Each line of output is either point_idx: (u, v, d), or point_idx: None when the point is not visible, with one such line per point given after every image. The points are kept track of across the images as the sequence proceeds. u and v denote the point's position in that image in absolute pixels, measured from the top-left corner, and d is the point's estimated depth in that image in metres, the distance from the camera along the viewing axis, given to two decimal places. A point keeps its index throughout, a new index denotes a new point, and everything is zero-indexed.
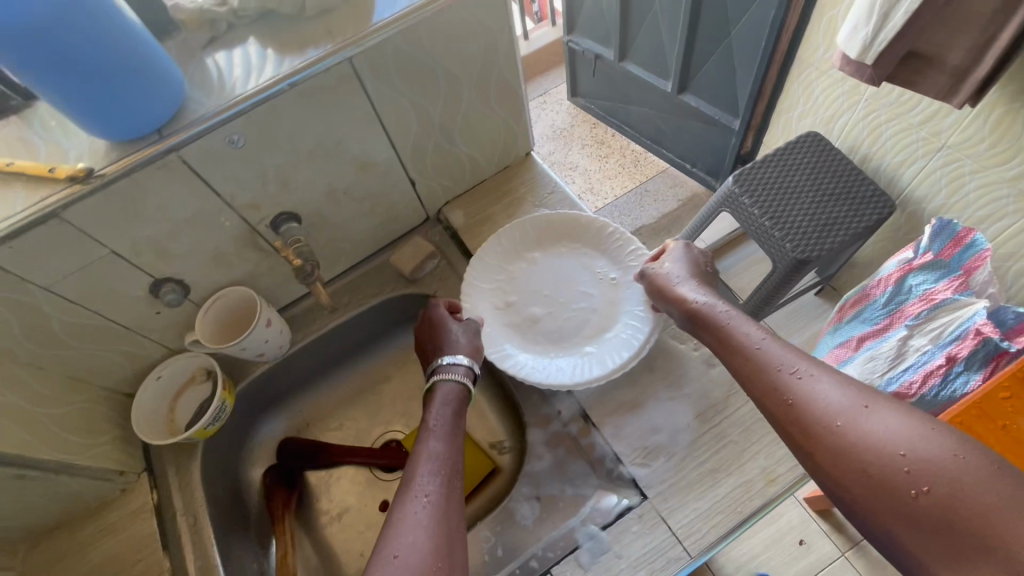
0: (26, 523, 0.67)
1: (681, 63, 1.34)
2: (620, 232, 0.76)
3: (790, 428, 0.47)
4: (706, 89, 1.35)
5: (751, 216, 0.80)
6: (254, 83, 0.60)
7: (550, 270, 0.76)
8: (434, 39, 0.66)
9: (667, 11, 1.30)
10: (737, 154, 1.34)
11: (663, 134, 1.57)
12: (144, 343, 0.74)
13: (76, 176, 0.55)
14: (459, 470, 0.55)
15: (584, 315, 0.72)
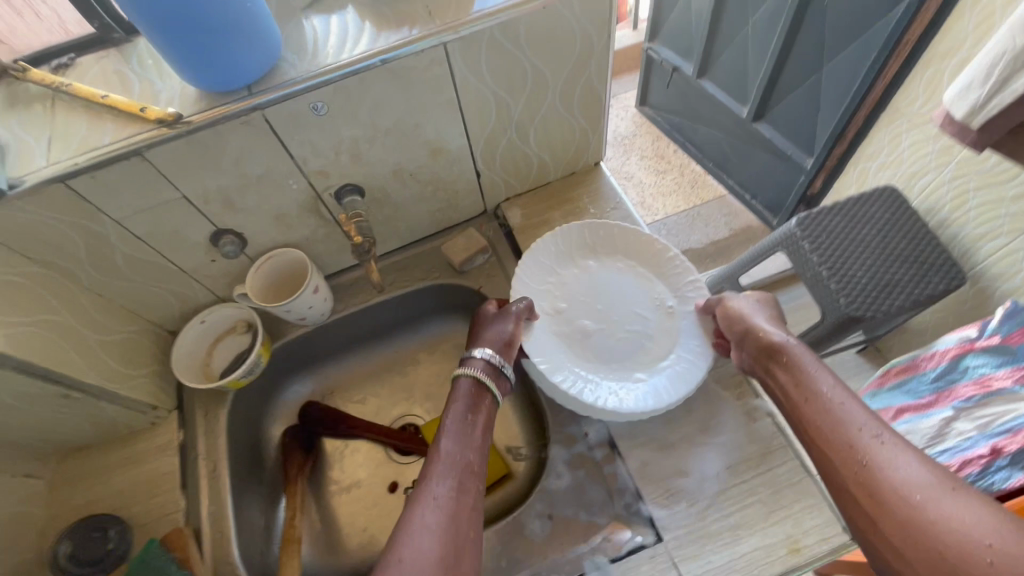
0: (60, 438, 0.70)
1: (762, 90, 1.29)
2: (681, 259, 0.74)
3: (853, 488, 0.43)
4: (784, 122, 1.30)
5: (807, 261, 0.74)
6: (347, 54, 0.59)
7: (604, 283, 0.74)
8: (530, 36, 0.64)
9: (761, 35, 1.24)
10: (804, 194, 1.29)
11: (728, 159, 1.52)
12: (195, 286, 0.76)
13: (165, 118, 0.56)
14: (471, 474, 0.55)
15: (637, 338, 0.70)
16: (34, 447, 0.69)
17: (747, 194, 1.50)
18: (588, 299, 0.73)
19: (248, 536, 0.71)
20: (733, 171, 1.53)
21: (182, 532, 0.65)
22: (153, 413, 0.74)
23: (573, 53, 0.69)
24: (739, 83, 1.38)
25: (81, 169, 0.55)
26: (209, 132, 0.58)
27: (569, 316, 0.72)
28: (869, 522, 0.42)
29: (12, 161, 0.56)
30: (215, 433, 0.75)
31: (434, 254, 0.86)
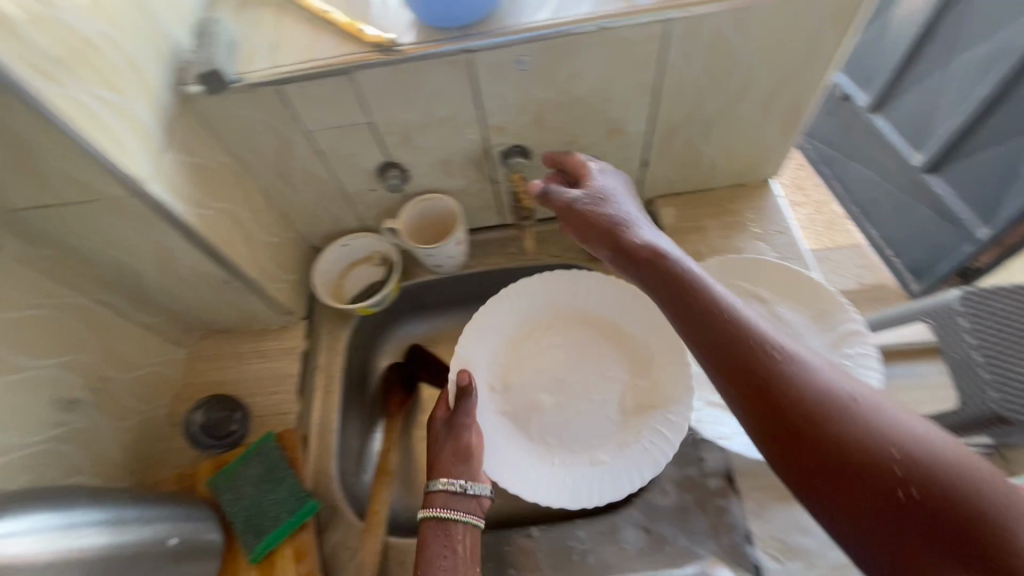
0: (207, 317, 0.76)
1: (949, 141, 1.14)
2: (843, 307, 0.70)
3: (783, 413, 0.36)
4: (964, 181, 1.14)
5: (960, 342, 0.60)
6: (567, 12, 0.57)
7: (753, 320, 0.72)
8: (761, 30, 0.59)
9: (973, 80, 1.09)
10: (962, 266, 1.11)
11: None
12: (349, 210, 0.79)
13: (383, 45, 0.57)
14: (472, 550, 0.59)
15: None
16: (184, 319, 0.76)
17: (887, 248, 1.24)
18: (578, 387, 0.72)
19: (346, 455, 0.74)
20: (877, 220, 1.27)
21: (294, 435, 0.70)
22: (288, 317, 0.78)
23: (794, 56, 0.63)
24: (921, 126, 1.22)
25: (297, 77, 0.58)
26: (416, 65, 0.58)
27: (524, 379, 0.73)
28: (774, 429, 0.36)
29: (239, 57, 0.59)
30: (335, 350, 0.79)
31: None
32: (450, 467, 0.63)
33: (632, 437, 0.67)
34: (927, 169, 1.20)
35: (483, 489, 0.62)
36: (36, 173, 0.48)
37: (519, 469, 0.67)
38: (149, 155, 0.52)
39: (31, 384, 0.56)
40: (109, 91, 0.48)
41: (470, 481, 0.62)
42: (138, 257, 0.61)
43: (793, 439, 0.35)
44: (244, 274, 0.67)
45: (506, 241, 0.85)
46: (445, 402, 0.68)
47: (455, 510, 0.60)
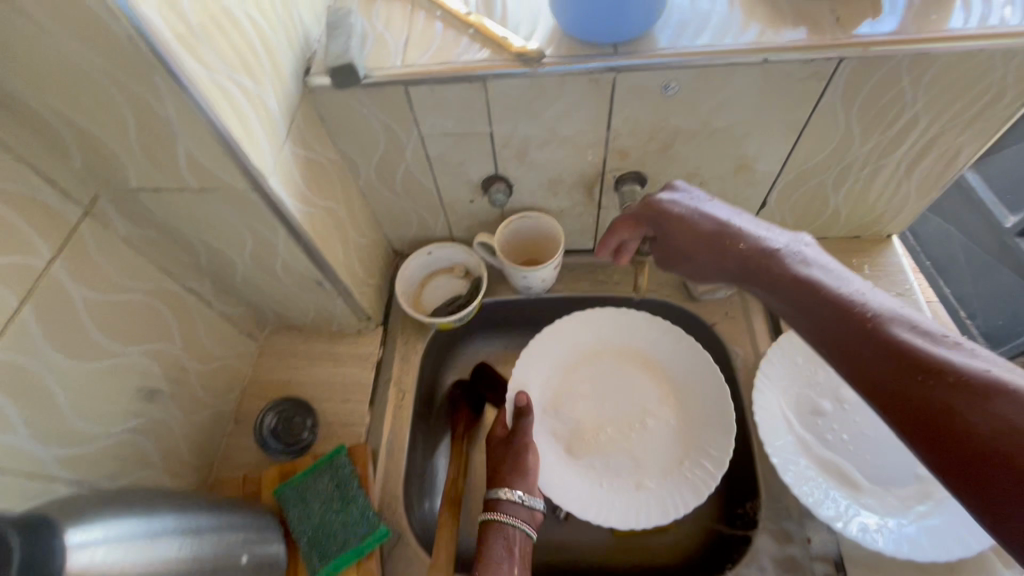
0: (285, 313, 0.73)
1: None
2: None
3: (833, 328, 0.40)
4: None
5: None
6: (728, 40, 0.52)
7: None
8: (937, 80, 0.53)
9: None
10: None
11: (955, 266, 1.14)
12: (441, 218, 0.75)
13: (526, 55, 0.53)
14: (527, 550, 0.61)
15: (908, 461, 0.60)
16: (262, 312, 0.73)
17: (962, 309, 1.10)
18: (609, 405, 0.73)
19: (413, 477, 0.70)
20: (954, 279, 1.13)
21: (365, 449, 0.66)
22: (366, 323, 0.74)
23: (966, 110, 0.57)
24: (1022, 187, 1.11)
25: (429, 80, 0.54)
26: (557, 80, 0.54)
27: (571, 400, 0.73)
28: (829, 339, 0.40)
29: (369, 52, 0.56)
30: (409, 363, 0.75)
31: None
32: (515, 476, 0.64)
33: (677, 465, 0.68)
34: (1021, 233, 1.09)
35: (535, 499, 0.64)
36: (162, 156, 0.45)
37: (574, 489, 0.67)
38: (272, 146, 0.50)
39: (119, 371, 0.53)
40: (245, 76, 0.45)
41: (525, 492, 0.64)
42: (238, 249, 0.58)
43: (911, 404, 0.34)
44: (336, 276, 0.64)
45: (597, 268, 0.80)
46: (503, 422, 0.71)
47: (517, 518, 0.62)
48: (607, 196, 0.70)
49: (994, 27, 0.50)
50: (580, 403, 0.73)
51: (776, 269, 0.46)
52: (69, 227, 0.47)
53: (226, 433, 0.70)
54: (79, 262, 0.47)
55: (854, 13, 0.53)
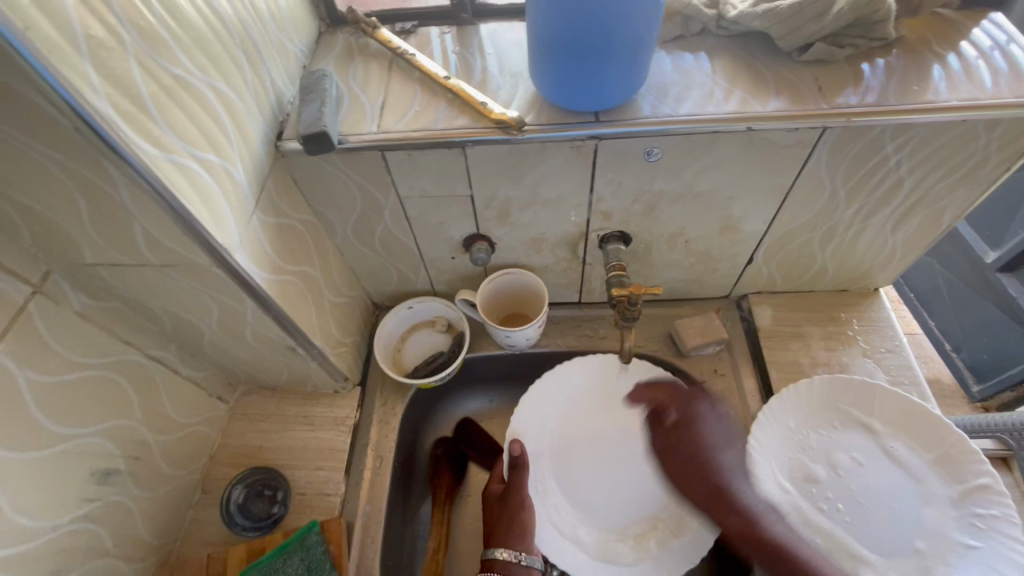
0: (256, 375, 0.69)
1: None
2: (969, 446, 0.59)
3: None
4: None
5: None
6: (711, 108, 0.51)
7: (853, 450, 0.62)
8: (921, 147, 0.53)
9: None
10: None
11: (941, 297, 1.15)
12: (422, 273, 0.73)
13: (506, 122, 0.52)
14: None
15: (904, 532, 0.58)
16: (232, 374, 0.69)
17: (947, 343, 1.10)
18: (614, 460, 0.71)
19: (390, 550, 0.66)
20: (937, 312, 1.13)
21: (340, 525, 0.62)
22: (342, 384, 0.71)
23: (950, 174, 0.56)
24: (1001, 220, 1.08)
25: (407, 146, 0.53)
26: (538, 146, 0.53)
27: (578, 447, 0.72)
28: None
29: (344, 116, 0.55)
30: (387, 425, 0.71)
31: (656, 322, 0.77)
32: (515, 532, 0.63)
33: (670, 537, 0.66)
34: (1000, 268, 1.07)
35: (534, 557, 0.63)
36: (118, 234, 0.42)
37: (569, 547, 0.66)
38: (238, 219, 0.47)
39: (70, 455, 0.49)
40: (208, 150, 0.43)
41: (525, 551, 0.62)
42: (204, 319, 0.55)
43: None
44: (309, 342, 0.61)
45: (582, 322, 0.79)
46: (500, 476, 0.70)
47: None
48: (591, 253, 0.68)
49: (977, 100, 0.49)
50: (587, 452, 0.72)
51: None
52: (15, 309, 0.43)
53: (191, 505, 0.66)
54: (26, 345, 0.44)
55: (837, 81, 0.52)
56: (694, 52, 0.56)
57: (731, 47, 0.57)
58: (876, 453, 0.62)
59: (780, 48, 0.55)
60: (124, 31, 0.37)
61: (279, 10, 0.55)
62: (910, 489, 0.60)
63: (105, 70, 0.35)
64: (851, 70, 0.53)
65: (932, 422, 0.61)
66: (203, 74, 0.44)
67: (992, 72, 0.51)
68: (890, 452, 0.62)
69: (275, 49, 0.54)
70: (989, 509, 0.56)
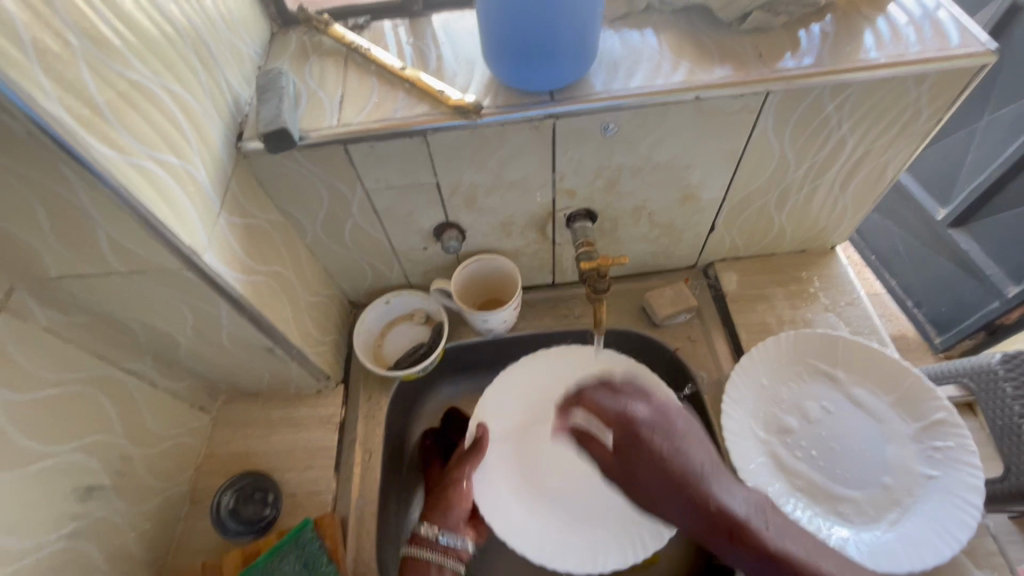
0: (237, 382, 0.69)
1: (970, 200, 1.07)
2: (926, 384, 0.63)
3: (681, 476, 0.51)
4: (991, 237, 1.06)
5: (1005, 411, 0.66)
6: (660, 80, 0.54)
7: (821, 400, 0.66)
8: (857, 105, 0.56)
9: (989, 144, 1.05)
10: (989, 322, 1.01)
11: (898, 257, 1.20)
12: (396, 267, 0.74)
13: (464, 107, 0.53)
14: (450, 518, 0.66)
15: (875, 471, 0.61)
16: (211, 382, 0.69)
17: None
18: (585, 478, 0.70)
19: (386, 543, 0.67)
20: (897, 271, 1.19)
21: (333, 518, 0.63)
22: (325, 383, 0.71)
23: (888, 128, 0.59)
24: (947, 179, 1.13)
25: (369, 137, 0.53)
26: (497, 128, 0.54)
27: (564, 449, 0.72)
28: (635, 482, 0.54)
29: (303, 113, 0.55)
30: (374, 419, 0.72)
31: (628, 296, 0.80)
32: (443, 521, 0.65)
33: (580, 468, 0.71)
34: (950, 225, 1.12)
35: (459, 539, 0.64)
36: (83, 244, 0.42)
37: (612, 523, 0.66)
38: (204, 221, 0.48)
39: (51, 473, 0.49)
40: (169, 153, 0.44)
41: (445, 529, 0.64)
42: (179, 326, 0.54)
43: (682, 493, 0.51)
44: (288, 342, 0.61)
45: (558, 302, 0.80)
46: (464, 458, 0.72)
47: (434, 551, 0.63)
48: (560, 233, 0.70)
49: (903, 56, 0.53)
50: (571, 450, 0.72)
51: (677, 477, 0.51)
52: None
53: (181, 517, 0.65)
54: None
55: (775, 47, 0.55)
56: (640, 28, 0.59)
57: (675, 22, 0.59)
58: (843, 402, 0.65)
59: (720, 19, 0.58)
60: (74, 37, 0.37)
61: (228, 12, 0.55)
62: (876, 430, 0.63)
63: (54, 74, 0.35)
64: (787, 35, 0.56)
65: (891, 367, 0.65)
66: (158, 78, 0.44)
67: (917, 30, 0.55)
68: (854, 399, 0.65)
69: (228, 51, 0.54)
70: (946, 440, 0.60)
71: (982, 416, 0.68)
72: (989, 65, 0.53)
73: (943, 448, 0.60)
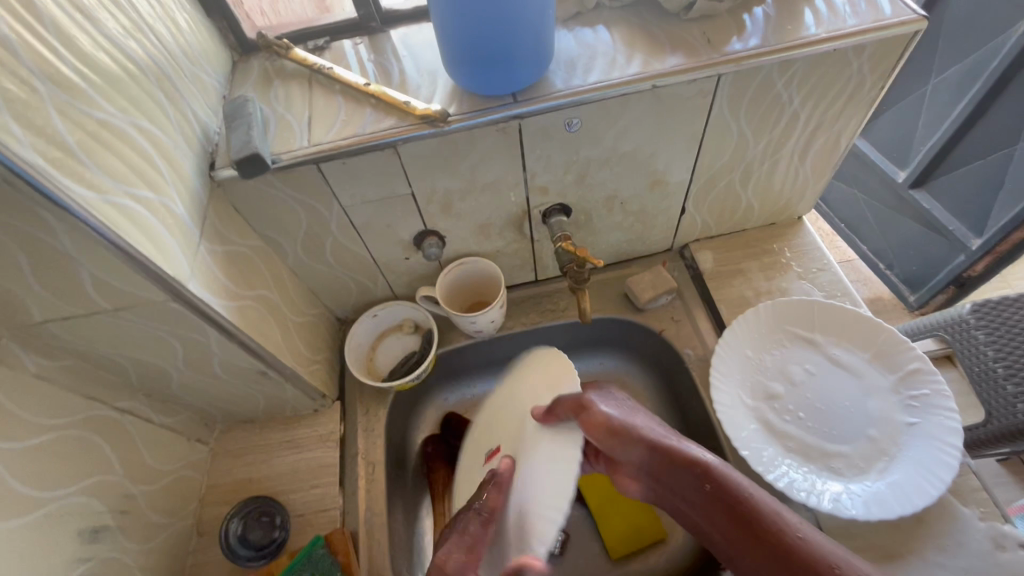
0: (234, 410, 0.69)
1: (929, 158, 1.11)
2: (900, 337, 0.66)
3: (726, 503, 0.46)
4: (950, 193, 1.10)
5: (980, 356, 0.69)
6: (617, 73, 0.56)
7: (806, 365, 0.68)
8: (803, 80, 0.59)
9: (936, 106, 1.10)
10: (958, 276, 1.07)
11: (866, 222, 1.27)
12: (379, 279, 0.75)
13: (430, 116, 0.54)
14: None
15: (861, 426, 0.63)
16: (208, 413, 0.69)
17: (881, 263, 1.24)
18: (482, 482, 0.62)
19: (397, 551, 0.67)
20: (866, 236, 1.27)
21: (344, 536, 0.63)
22: (321, 401, 0.72)
23: (836, 98, 0.62)
24: (902, 144, 1.18)
25: (340, 154, 0.55)
26: (465, 134, 0.56)
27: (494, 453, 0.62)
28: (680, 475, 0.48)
29: (273, 136, 0.56)
30: (373, 431, 0.73)
31: (611, 285, 0.82)
32: None
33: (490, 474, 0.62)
34: (911, 186, 1.16)
35: None
36: (66, 286, 0.42)
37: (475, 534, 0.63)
38: (185, 251, 0.48)
39: (55, 518, 0.49)
40: (143, 187, 0.44)
41: None
42: (169, 359, 0.55)
43: (729, 515, 0.45)
44: (280, 363, 0.62)
45: (543, 298, 0.82)
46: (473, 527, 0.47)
47: None
48: (537, 229, 0.72)
49: (841, 30, 0.56)
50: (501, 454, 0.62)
51: (679, 464, 0.48)
52: None
53: (189, 551, 0.65)
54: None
55: (722, 32, 0.58)
56: (593, 25, 0.61)
57: (625, 17, 0.61)
58: (824, 363, 0.68)
59: (668, 10, 0.60)
60: (40, 84, 0.37)
61: (188, 46, 0.56)
62: (857, 386, 0.66)
63: (26, 122, 0.35)
64: (731, 19, 0.59)
65: (865, 325, 0.68)
66: (126, 115, 0.44)
67: (851, 4, 0.58)
68: (835, 359, 0.68)
69: (192, 83, 0.55)
70: (922, 388, 0.63)
71: (959, 362, 0.72)
72: (921, 31, 0.56)
73: (920, 397, 0.63)
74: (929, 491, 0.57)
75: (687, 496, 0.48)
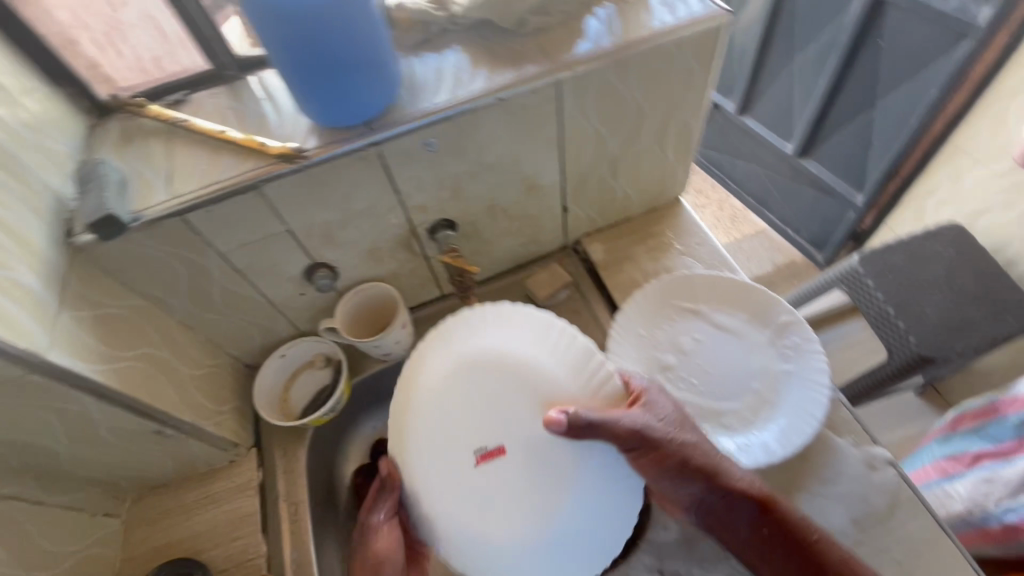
0: (141, 476, 0.67)
1: (808, 129, 1.47)
2: (770, 295, 0.72)
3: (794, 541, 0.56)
4: (833, 160, 1.47)
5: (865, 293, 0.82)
6: (463, 92, 0.59)
7: (694, 335, 0.73)
8: (639, 75, 0.64)
9: (811, 67, 1.42)
10: (853, 231, 1.48)
11: (771, 195, 1.67)
12: (280, 319, 0.75)
13: (288, 154, 0.56)
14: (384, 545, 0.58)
15: (743, 384, 0.69)
16: (114, 484, 0.66)
17: (790, 228, 1.66)
18: (502, 495, 0.54)
19: None
20: (773, 207, 1.69)
21: None
22: (235, 450, 0.71)
23: (674, 87, 0.68)
24: (783, 120, 1.56)
25: (204, 202, 0.55)
26: (326, 166, 0.58)
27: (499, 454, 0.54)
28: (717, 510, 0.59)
29: (133, 195, 0.56)
30: (294, 470, 0.72)
31: (513, 288, 0.85)
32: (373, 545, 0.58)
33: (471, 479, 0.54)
34: (801, 153, 1.53)
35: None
36: None
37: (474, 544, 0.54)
38: (42, 323, 0.47)
39: None
40: None
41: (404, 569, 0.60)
42: (48, 436, 0.53)
43: (787, 551, 0.56)
44: (178, 418, 0.61)
45: (450, 311, 0.84)
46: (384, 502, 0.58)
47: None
48: (428, 246, 0.74)
49: (658, 29, 0.61)
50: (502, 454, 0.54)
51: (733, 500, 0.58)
52: None
53: None
54: None
55: (557, 43, 0.63)
56: (439, 50, 0.64)
57: (469, 38, 0.65)
58: (708, 329, 0.73)
59: (506, 26, 0.64)
60: None
61: (30, 116, 0.55)
62: (739, 346, 0.71)
63: None
64: (565, 30, 0.64)
65: (738, 288, 0.73)
66: None
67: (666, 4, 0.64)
68: (716, 324, 0.73)
69: (38, 153, 0.54)
70: (793, 339, 0.69)
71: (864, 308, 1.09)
72: (727, 23, 0.63)
73: (792, 348, 0.69)
74: (804, 434, 0.63)
75: (742, 529, 0.58)
